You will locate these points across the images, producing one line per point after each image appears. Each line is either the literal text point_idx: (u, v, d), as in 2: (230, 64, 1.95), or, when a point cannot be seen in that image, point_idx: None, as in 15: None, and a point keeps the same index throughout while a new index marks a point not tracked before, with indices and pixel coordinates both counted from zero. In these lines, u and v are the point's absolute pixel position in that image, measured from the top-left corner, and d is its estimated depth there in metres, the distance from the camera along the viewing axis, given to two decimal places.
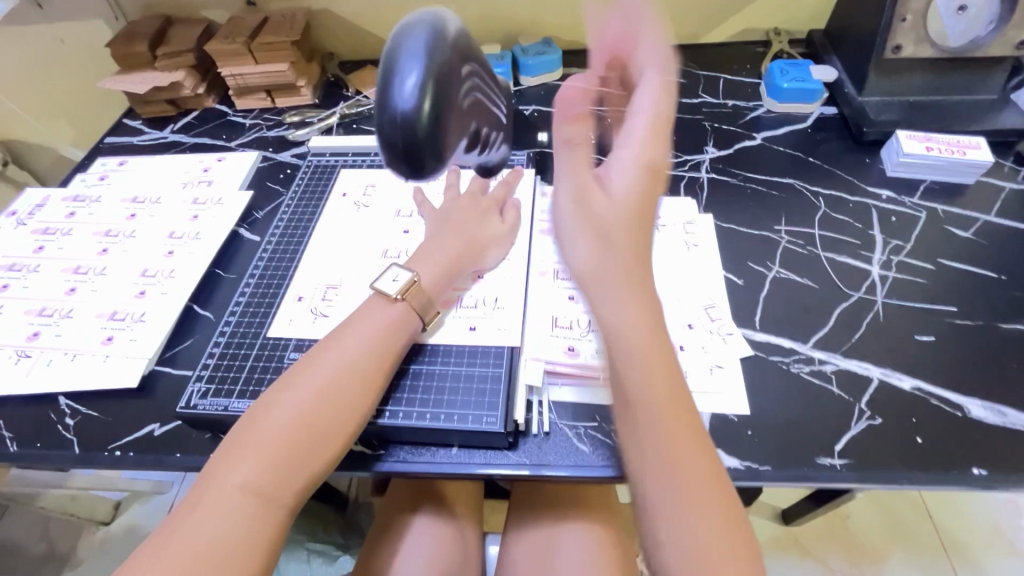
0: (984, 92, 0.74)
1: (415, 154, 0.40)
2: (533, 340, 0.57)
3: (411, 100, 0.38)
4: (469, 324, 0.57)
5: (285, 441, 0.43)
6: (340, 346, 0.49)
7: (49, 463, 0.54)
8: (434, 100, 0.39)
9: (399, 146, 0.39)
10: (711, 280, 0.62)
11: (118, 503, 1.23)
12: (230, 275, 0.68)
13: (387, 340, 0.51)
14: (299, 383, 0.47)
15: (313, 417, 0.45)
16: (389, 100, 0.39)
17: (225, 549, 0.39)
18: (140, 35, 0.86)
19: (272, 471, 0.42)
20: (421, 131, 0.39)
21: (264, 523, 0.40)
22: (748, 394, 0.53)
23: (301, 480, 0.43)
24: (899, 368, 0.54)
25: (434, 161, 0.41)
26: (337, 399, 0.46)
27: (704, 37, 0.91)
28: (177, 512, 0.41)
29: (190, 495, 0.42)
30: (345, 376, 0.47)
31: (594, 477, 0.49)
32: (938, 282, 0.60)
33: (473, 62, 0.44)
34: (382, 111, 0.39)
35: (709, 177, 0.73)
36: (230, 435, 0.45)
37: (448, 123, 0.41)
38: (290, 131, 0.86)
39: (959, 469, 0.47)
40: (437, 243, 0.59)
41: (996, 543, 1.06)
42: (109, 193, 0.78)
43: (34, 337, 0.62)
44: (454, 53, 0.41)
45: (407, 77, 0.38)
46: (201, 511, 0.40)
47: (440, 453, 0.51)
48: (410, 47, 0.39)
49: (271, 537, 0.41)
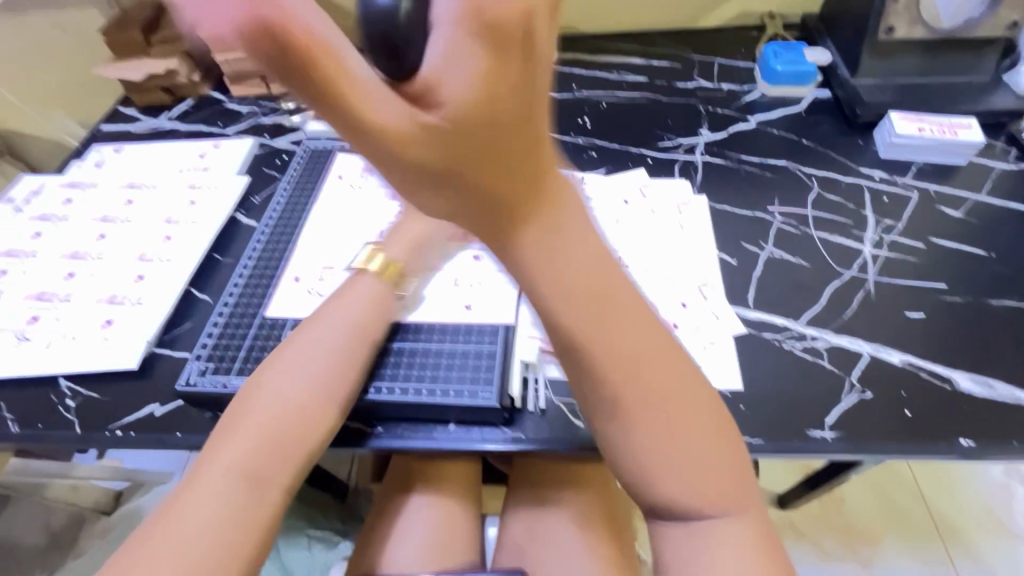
0: (976, 73, 0.74)
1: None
2: (528, 317, 0.57)
3: None
4: (464, 303, 0.57)
5: (273, 422, 0.45)
6: (320, 328, 0.51)
7: (51, 444, 0.55)
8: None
9: None
10: (704, 260, 0.62)
11: (120, 493, 1.25)
12: (227, 258, 0.69)
13: (369, 321, 0.52)
14: (283, 365, 0.48)
15: (298, 397, 0.46)
16: None
17: (220, 528, 0.39)
18: (134, 22, 0.86)
19: (263, 450, 0.43)
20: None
21: (258, 501, 0.41)
22: (740, 369, 0.54)
23: (292, 459, 0.44)
24: (890, 344, 0.55)
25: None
26: (321, 378, 0.48)
27: (699, 22, 0.91)
28: (168, 500, 0.41)
29: (181, 483, 0.42)
30: (330, 358, 0.49)
31: (590, 451, 0.50)
32: (929, 260, 0.61)
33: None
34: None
35: (703, 160, 0.73)
36: (219, 423, 0.46)
37: None
38: (286, 117, 0.86)
39: (946, 440, 0.48)
40: (405, 221, 0.61)
41: (988, 523, 1.07)
42: (105, 179, 0.78)
43: (33, 321, 0.63)
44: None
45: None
46: (196, 493, 0.41)
47: (436, 430, 0.52)
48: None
49: (267, 515, 0.42)
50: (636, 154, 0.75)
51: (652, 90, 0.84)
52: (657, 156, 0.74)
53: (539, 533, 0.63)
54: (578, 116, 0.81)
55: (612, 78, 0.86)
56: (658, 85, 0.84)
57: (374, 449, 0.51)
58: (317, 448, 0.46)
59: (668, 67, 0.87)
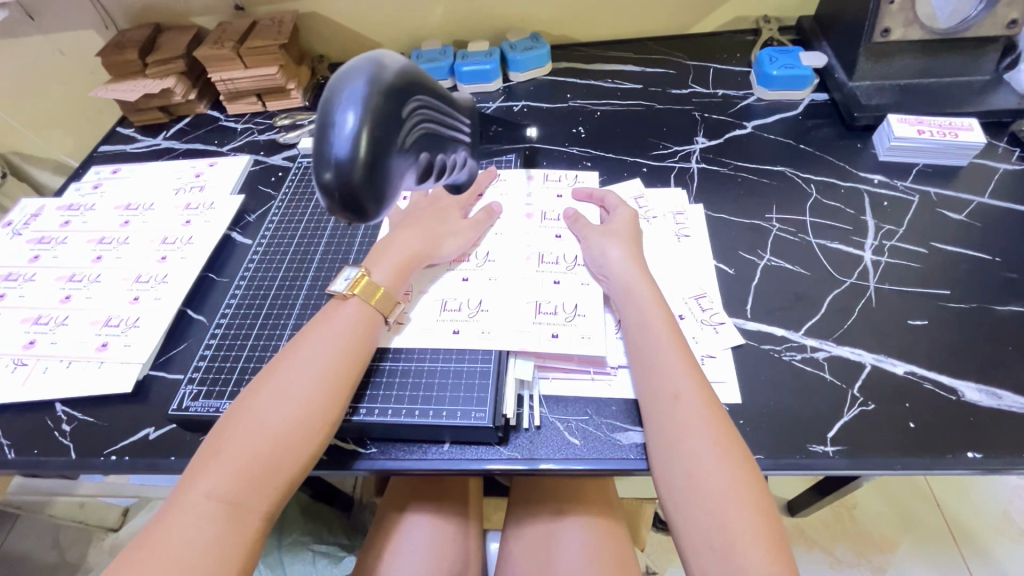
0: (976, 73, 0.73)
1: (352, 200, 0.39)
2: (518, 332, 0.55)
3: (346, 145, 0.38)
4: (453, 328, 0.57)
5: (251, 449, 0.44)
6: (307, 350, 0.50)
7: (47, 469, 0.55)
8: (370, 145, 0.38)
9: (336, 194, 0.39)
10: (702, 270, 0.61)
11: (127, 509, 1.23)
12: (223, 278, 0.69)
13: (354, 342, 0.51)
14: (265, 390, 0.47)
15: (276, 424, 0.45)
16: (326, 146, 0.38)
17: (200, 553, 0.39)
18: (130, 43, 0.86)
19: (240, 478, 0.43)
20: (356, 176, 0.38)
21: (237, 528, 0.41)
22: (739, 383, 0.53)
23: (270, 487, 0.43)
24: (893, 354, 0.53)
25: (374, 206, 0.40)
26: (304, 405, 0.46)
27: (693, 27, 0.90)
28: (151, 524, 0.41)
29: (162, 507, 0.42)
30: (310, 380, 0.48)
31: (586, 470, 0.49)
32: (932, 266, 0.59)
33: (418, 94, 0.43)
34: (320, 160, 0.38)
35: (699, 167, 0.73)
36: (201, 447, 0.45)
37: (389, 165, 0.40)
38: (280, 134, 0.86)
39: (953, 454, 0.47)
40: (394, 238, 0.59)
41: (1005, 529, 1.05)
42: (102, 201, 0.79)
43: (30, 345, 0.63)
44: (392, 97, 0.40)
45: (348, 116, 0.38)
46: (176, 520, 0.41)
47: (431, 450, 0.51)
48: (349, 93, 0.38)
49: (247, 541, 0.41)
50: (631, 163, 0.74)
51: (647, 97, 0.83)
52: (652, 165, 0.73)
53: (540, 550, 0.62)
54: (573, 126, 0.80)
55: (607, 87, 0.86)
56: (653, 92, 0.84)
57: (368, 471, 0.51)
58: (298, 476, 0.45)
59: (663, 74, 0.86)
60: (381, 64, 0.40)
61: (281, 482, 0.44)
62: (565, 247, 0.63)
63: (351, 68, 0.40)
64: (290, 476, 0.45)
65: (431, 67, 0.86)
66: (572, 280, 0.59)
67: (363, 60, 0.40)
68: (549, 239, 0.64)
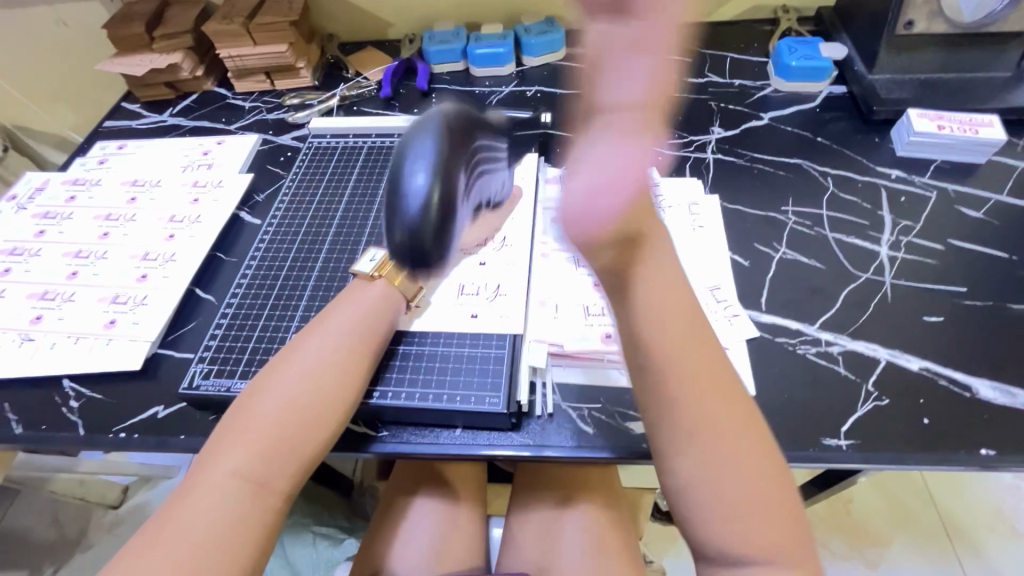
0: (997, 69, 0.72)
1: (421, 253, 0.49)
2: (550, 328, 0.55)
3: (419, 197, 0.47)
4: (470, 311, 0.56)
5: (274, 429, 0.44)
6: (328, 329, 0.50)
7: (54, 445, 0.55)
8: (438, 199, 0.48)
9: (409, 247, 0.49)
10: (716, 262, 0.61)
11: (127, 487, 1.25)
12: (231, 257, 0.68)
13: (375, 324, 0.51)
14: (287, 369, 0.47)
15: (299, 404, 0.45)
16: (403, 200, 0.48)
17: (223, 530, 0.39)
18: (137, 16, 0.85)
19: (264, 457, 0.42)
20: (425, 234, 0.48)
21: (259, 508, 0.41)
22: (753, 374, 0.52)
23: (289, 466, 0.43)
24: (907, 349, 0.53)
25: (438, 258, 0.50)
26: (320, 387, 0.46)
27: (710, 16, 0.89)
28: (169, 502, 0.41)
29: (181, 486, 0.42)
30: (330, 360, 0.47)
31: (598, 458, 0.49)
32: (948, 263, 0.59)
33: (472, 141, 0.52)
34: (396, 216, 0.49)
35: (715, 158, 0.72)
36: (218, 426, 0.45)
37: (450, 216, 0.49)
38: (289, 113, 0.85)
39: (966, 450, 0.47)
40: None
41: (998, 526, 1.06)
42: (109, 176, 0.78)
43: (37, 321, 0.62)
44: (454, 145, 0.50)
45: (417, 176, 0.48)
46: (197, 496, 0.40)
47: (443, 435, 0.51)
48: (420, 151, 0.49)
49: (267, 521, 0.41)
50: None
51: None
52: (667, 154, 0.73)
53: (546, 540, 0.62)
54: None
55: None
56: None
57: (380, 454, 0.50)
58: (316, 456, 0.45)
59: None
60: (442, 121, 0.50)
61: (303, 463, 0.44)
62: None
63: (420, 130, 0.50)
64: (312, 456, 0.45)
65: (444, 49, 0.86)
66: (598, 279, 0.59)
67: (429, 118, 0.51)
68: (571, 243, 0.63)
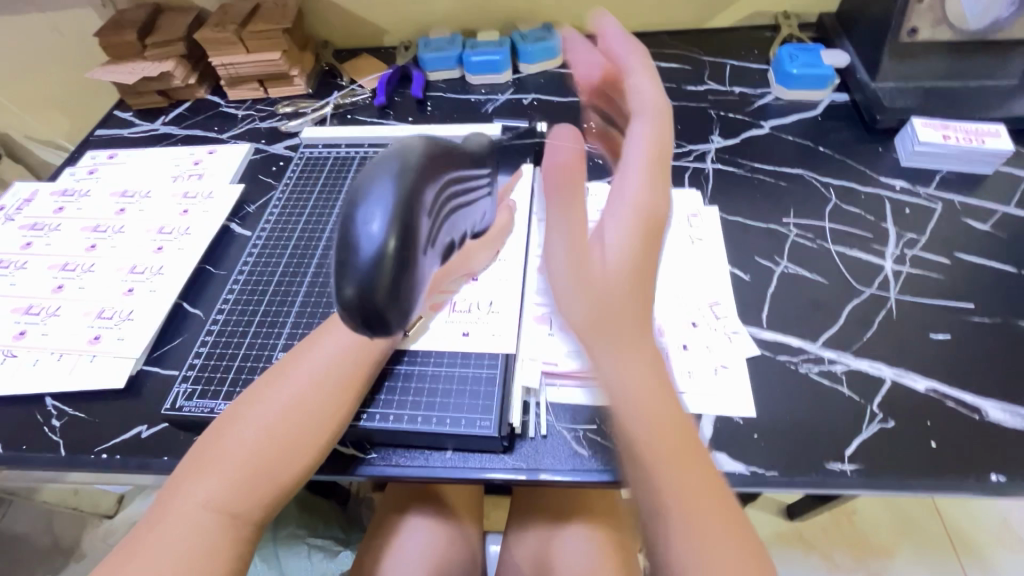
0: (1004, 77, 0.70)
1: (375, 316, 0.35)
2: (547, 351, 0.53)
3: (373, 252, 0.33)
4: (463, 329, 0.55)
5: (250, 457, 0.42)
6: (314, 354, 0.48)
7: (35, 466, 0.53)
8: (402, 253, 0.33)
9: (357, 314, 0.35)
10: (716, 276, 0.59)
11: (122, 497, 1.21)
12: (220, 271, 0.67)
13: (363, 352, 0.49)
14: (267, 395, 0.46)
15: (278, 433, 0.43)
16: (349, 257, 0.33)
17: (188, 566, 0.37)
18: (129, 24, 0.84)
19: (239, 487, 0.41)
20: (379, 295, 0.34)
21: (229, 541, 0.39)
22: (754, 394, 0.51)
23: (264, 496, 0.41)
24: (913, 369, 0.51)
25: (398, 320, 0.36)
26: (303, 415, 0.45)
27: (710, 22, 0.88)
28: (136, 532, 0.39)
29: (150, 514, 0.40)
30: (313, 387, 0.46)
31: (594, 483, 0.47)
32: (955, 277, 0.57)
33: (450, 176, 0.38)
34: (340, 275, 0.34)
35: (714, 168, 0.70)
36: (191, 452, 0.43)
37: (415, 272, 0.35)
38: (282, 122, 0.84)
39: (975, 476, 0.45)
40: None
41: (1005, 538, 1.04)
42: (97, 187, 0.77)
43: (20, 336, 0.61)
44: (426, 180, 0.34)
45: (373, 224, 0.33)
46: (164, 528, 0.39)
47: (433, 457, 0.49)
48: (376, 190, 0.33)
49: (236, 554, 0.39)
50: None
51: (662, 93, 0.80)
52: (666, 164, 0.71)
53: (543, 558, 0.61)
54: None
55: None
56: (667, 88, 0.81)
57: (368, 477, 0.49)
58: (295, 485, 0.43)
59: (678, 69, 0.84)
60: (405, 157, 0.34)
61: (279, 493, 0.42)
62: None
63: (380, 165, 0.34)
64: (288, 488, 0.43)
65: (439, 57, 0.84)
66: None
67: (391, 150, 0.35)
68: None
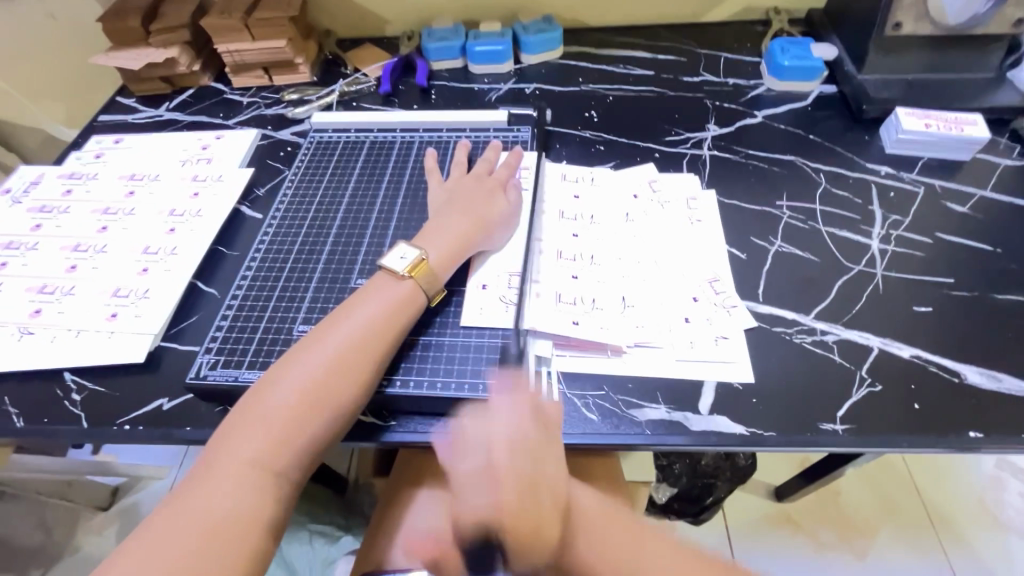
0: (980, 71, 0.75)
1: None
2: (536, 315, 0.56)
3: None
4: (481, 282, 0.58)
5: (290, 418, 0.45)
6: (351, 321, 0.50)
7: (57, 438, 0.54)
8: None
9: None
10: (715, 254, 0.62)
11: (116, 489, 1.21)
12: (233, 251, 0.68)
13: (389, 320, 0.51)
14: (303, 361, 0.47)
15: (316, 395, 0.46)
16: None
17: (231, 518, 0.41)
18: (132, 9, 0.84)
19: (278, 444, 0.44)
20: None
21: (272, 493, 0.43)
22: (753, 362, 0.54)
23: (301, 453, 0.44)
24: (899, 338, 0.55)
25: None
26: (341, 378, 0.47)
27: (704, 16, 0.91)
28: (184, 484, 0.43)
29: (195, 470, 0.43)
30: (349, 353, 0.48)
31: (605, 444, 0.50)
32: (936, 255, 0.61)
33: None
34: None
35: (711, 154, 0.73)
36: (235, 411, 0.46)
37: None
38: (288, 109, 0.85)
39: (956, 433, 0.49)
40: (445, 220, 0.59)
41: (981, 516, 1.09)
42: (105, 170, 0.77)
43: (36, 314, 0.62)
44: None
45: None
46: (211, 482, 0.42)
47: (450, 424, 0.51)
48: None
49: (276, 505, 0.43)
50: (644, 148, 0.75)
51: (660, 84, 0.83)
52: (665, 151, 0.74)
53: None
54: (585, 110, 0.81)
55: (619, 72, 0.86)
56: (665, 79, 0.84)
57: (387, 443, 0.51)
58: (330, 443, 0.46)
59: (674, 61, 0.87)
60: None
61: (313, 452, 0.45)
62: (584, 244, 0.63)
63: None
64: (324, 444, 0.46)
65: (443, 46, 0.86)
66: (617, 272, 0.60)
67: None
68: (567, 237, 0.64)
